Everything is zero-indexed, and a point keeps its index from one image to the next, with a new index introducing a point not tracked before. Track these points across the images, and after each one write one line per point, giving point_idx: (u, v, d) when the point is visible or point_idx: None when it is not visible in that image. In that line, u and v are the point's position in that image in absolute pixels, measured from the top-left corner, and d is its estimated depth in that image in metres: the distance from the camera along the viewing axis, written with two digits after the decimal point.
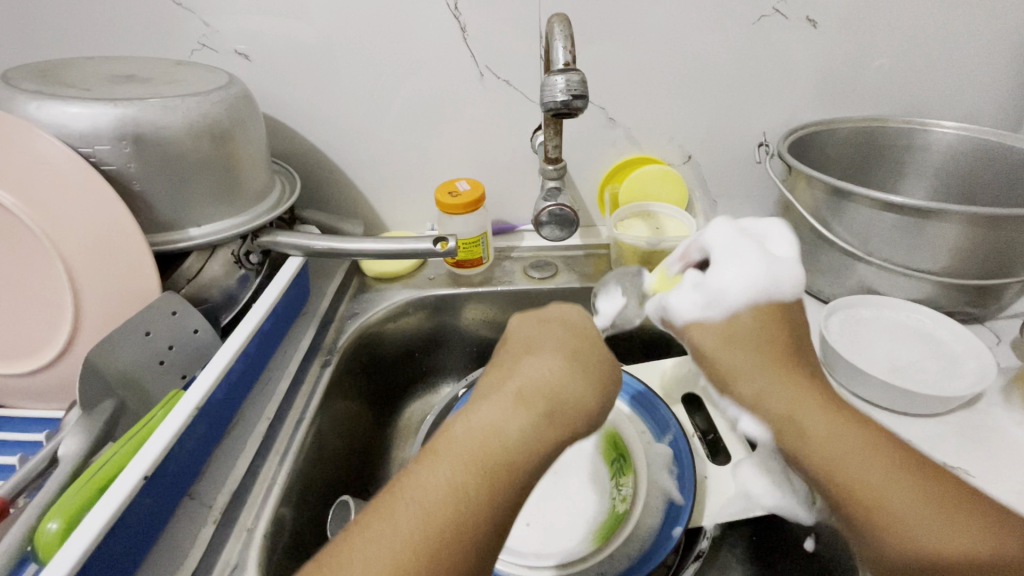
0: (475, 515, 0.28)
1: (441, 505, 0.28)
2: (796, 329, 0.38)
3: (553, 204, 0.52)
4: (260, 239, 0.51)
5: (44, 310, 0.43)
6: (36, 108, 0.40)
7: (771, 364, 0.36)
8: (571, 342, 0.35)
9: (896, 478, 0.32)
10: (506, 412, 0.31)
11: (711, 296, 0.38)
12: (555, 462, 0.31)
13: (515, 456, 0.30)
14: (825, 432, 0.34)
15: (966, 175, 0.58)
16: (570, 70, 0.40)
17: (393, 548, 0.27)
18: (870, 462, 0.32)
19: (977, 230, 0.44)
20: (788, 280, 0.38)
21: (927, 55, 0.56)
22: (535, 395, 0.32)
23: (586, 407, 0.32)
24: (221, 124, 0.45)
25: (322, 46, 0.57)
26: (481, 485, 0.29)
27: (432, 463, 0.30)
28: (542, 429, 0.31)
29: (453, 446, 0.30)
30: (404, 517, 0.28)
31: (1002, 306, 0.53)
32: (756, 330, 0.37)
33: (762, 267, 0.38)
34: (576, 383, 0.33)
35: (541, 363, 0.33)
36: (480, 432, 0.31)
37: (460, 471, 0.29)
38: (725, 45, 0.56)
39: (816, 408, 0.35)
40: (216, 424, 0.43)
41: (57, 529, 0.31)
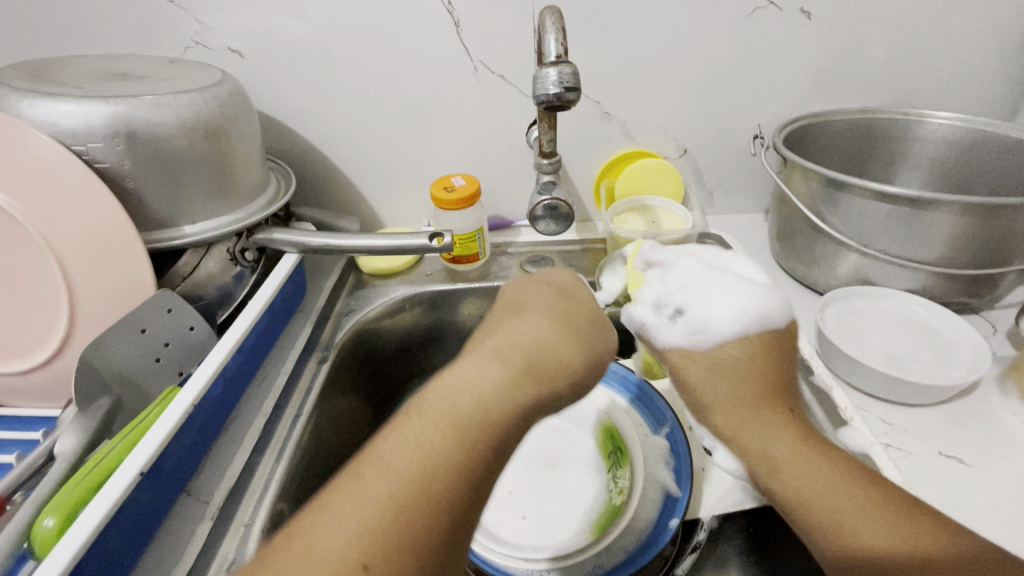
0: (447, 471, 0.28)
1: (412, 462, 0.28)
2: (788, 359, 0.38)
3: (547, 198, 0.52)
4: (255, 236, 0.51)
5: (40, 310, 0.43)
6: (28, 106, 0.40)
7: (747, 391, 0.37)
8: (554, 304, 0.35)
9: (843, 483, 0.32)
10: (482, 368, 0.31)
11: (698, 325, 0.38)
12: (532, 420, 0.31)
13: (489, 412, 0.30)
14: (772, 436, 0.35)
15: (961, 165, 0.58)
16: (562, 63, 0.40)
17: (364, 504, 0.26)
18: (815, 468, 0.33)
19: (972, 220, 0.44)
20: (780, 309, 0.39)
21: (922, 45, 0.56)
22: (513, 353, 0.32)
23: (566, 367, 0.33)
24: (214, 121, 0.45)
25: (315, 42, 0.57)
26: (454, 440, 0.28)
27: (405, 421, 0.29)
28: (518, 385, 0.31)
29: (428, 403, 0.30)
30: (375, 474, 0.27)
31: (997, 296, 0.53)
32: (745, 362, 0.37)
33: (751, 299, 0.38)
34: (557, 343, 0.33)
35: (524, 324, 0.34)
36: (456, 389, 0.30)
37: (434, 426, 0.29)
38: (720, 37, 0.56)
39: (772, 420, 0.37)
40: (213, 421, 0.43)
41: (54, 525, 0.31)
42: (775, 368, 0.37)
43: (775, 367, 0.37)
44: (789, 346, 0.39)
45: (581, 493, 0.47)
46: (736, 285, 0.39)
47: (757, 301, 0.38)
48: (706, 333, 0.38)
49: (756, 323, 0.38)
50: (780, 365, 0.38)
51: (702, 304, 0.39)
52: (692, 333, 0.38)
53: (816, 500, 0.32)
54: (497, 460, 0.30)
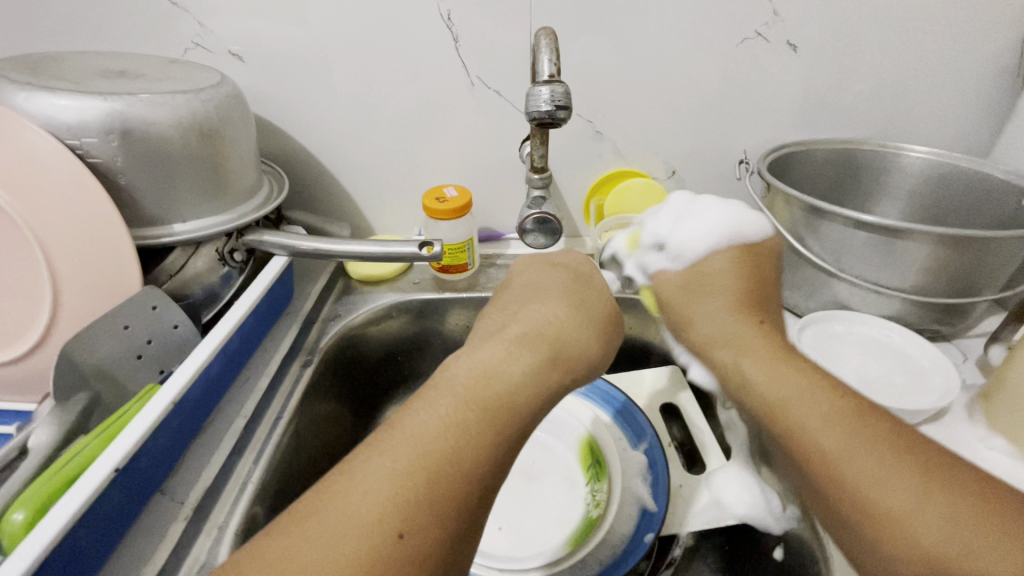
0: (477, 448, 0.28)
1: (443, 437, 0.28)
2: (763, 275, 0.42)
3: (537, 212, 0.53)
4: (245, 237, 0.52)
5: (22, 301, 0.42)
6: (24, 99, 0.40)
7: (734, 308, 0.40)
8: (572, 292, 0.38)
9: (852, 435, 0.30)
10: (509, 353, 0.32)
11: (676, 251, 0.44)
12: (553, 405, 0.33)
13: (517, 395, 0.30)
14: (779, 381, 0.35)
15: (936, 197, 0.60)
16: (555, 82, 0.41)
17: (396, 473, 0.26)
18: (817, 412, 0.32)
19: (944, 250, 0.46)
20: (753, 223, 0.44)
21: (900, 81, 0.58)
22: (539, 338, 0.33)
23: (587, 353, 0.34)
24: (210, 121, 0.45)
25: (314, 50, 0.58)
26: (484, 420, 0.29)
27: (434, 400, 0.30)
28: (545, 371, 0.32)
29: (457, 383, 0.30)
30: (405, 446, 0.27)
31: (968, 325, 0.55)
32: (725, 271, 0.42)
33: (725, 219, 0.43)
34: (578, 328, 0.35)
35: (546, 310, 0.36)
36: (484, 369, 0.31)
37: (464, 405, 0.29)
38: (709, 64, 0.58)
39: (780, 366, 0.35)
40: (192, 419, 0.42)
41: (23, 520, 0.31)
42: (753, 278, 0.42)
43: (746, 277, 0.41)
44: (767, 254, 0.43)
45: (559, 504, 0.47)
46: (717, 206, 0.44)
47: (730, 219, 0.43)
48: (686, 255, 0.44)
49: (731, 236, 0.43)
50: (759, 269, 0.42)
51: (682, 230, 0.44)
52: (674, 256, 0.44)
53: (811, 452, 0.31)
54: (521, 444, 0.31)
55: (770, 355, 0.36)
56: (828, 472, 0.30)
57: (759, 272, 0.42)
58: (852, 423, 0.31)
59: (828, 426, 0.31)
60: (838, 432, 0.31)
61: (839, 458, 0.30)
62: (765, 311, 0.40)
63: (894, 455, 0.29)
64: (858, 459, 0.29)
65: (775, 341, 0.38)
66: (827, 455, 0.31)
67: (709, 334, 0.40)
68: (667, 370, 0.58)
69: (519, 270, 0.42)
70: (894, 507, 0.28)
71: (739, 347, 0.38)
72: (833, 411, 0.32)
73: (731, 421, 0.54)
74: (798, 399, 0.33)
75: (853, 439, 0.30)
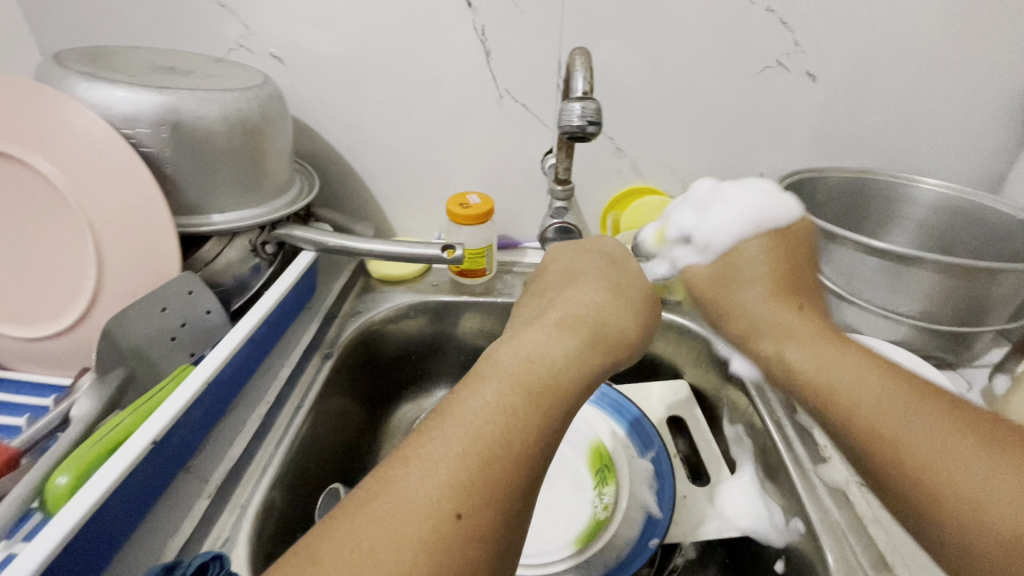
0: (527, 428, 0.29)
1: (495, 419, 0.29)
2: (799, 254, 0.43)
3: (559, 221, 0.56)
4: (277, 231, 0.54)
5: (66, 279, 0.44)
6: (85, 88, 0.43)
7: (773, 293, 0.42)
8: (607, 281, 0.39)
9: (903, 405, 0.32)
10: (551, 338, 0.33)
11: (704, 241, 0.45)
12: (595, 385, 0.34)
13: (560, 376, 0.32)
14: (827, 362, 0.36)
15: (945, 229, 0.62)
16: (587, 99, 0.43)
17: (451, 456, 0.27)
18: (867, 381, 0.34)
19: (952, 279, 0.47)
20: (781, 205, 0.44)
21: (914, 115, 0.60)
22: (577, 323, 0.35)
23: (623, 339, 0.36)
24: (253, 119, 0.48)
25: (352, 56, 0.60)
26: (530, 400, 0.30)
27: (481, 384, 0.31)
28: (586, 353, 0.33)
29: (503, 366, 0.32)
30: (458, 430, 0.28)
31: (973, 354, 0.56)
32: (755, 258, 0.43)
33: (751, 203, 0.44)
34: (616, 316, 0.36)
35: (583, 297, 0.37)
36: (527, 353, 0.32)
37: (511, 387, 0.30)
38: (730, 89, 0.60)
39: (825, 348, 0.37)
40: (220, 401, 0.44)
41: (66, 484, 0.32)
42: (787, 265, 0.43)
43: (785, 262, 0.42)
44: (801, 233, 0.44)
45: (566, 506, 0.48)
46: (744, 192, 0.45)
47: (755, 203, 0.44)
48: (712, 246, 0.45)
49: (760, 223, 0.43)
50: (793, 253, 0.43)
51: (709, 220, 0.45)
52: (703, 249, 0.45)
53: (857, 421, 0.33)
54: (566, 425, 0.32)
55: (813, 338, 0.38)
56: (893, 455, 0.31)
57: (794, 260, 0.43)
58: (914, 408, 0.31)
59: (889, 407, 0.32)
60: (890, 401, 0.32)
61: (904, 438, 0.30)
62: (804, 295, 0.42)
63: (956, 434, 0.29)
64: (909, 424, 0.31)
65: (818, 326, 0.39)
66: (874, 422, 0.32)
67: (754, 322, 0.42)
68: (673, 384, 0.60)
69: (554, 259, 0.43)
70: (963, 488, 0.27)
71: (781, 335, 0.40)
72: (885, 389, 0.33)
73: (737, 437, 0.55)
74: (855, 385, 0.34)
75: (915, 421, 0.31)
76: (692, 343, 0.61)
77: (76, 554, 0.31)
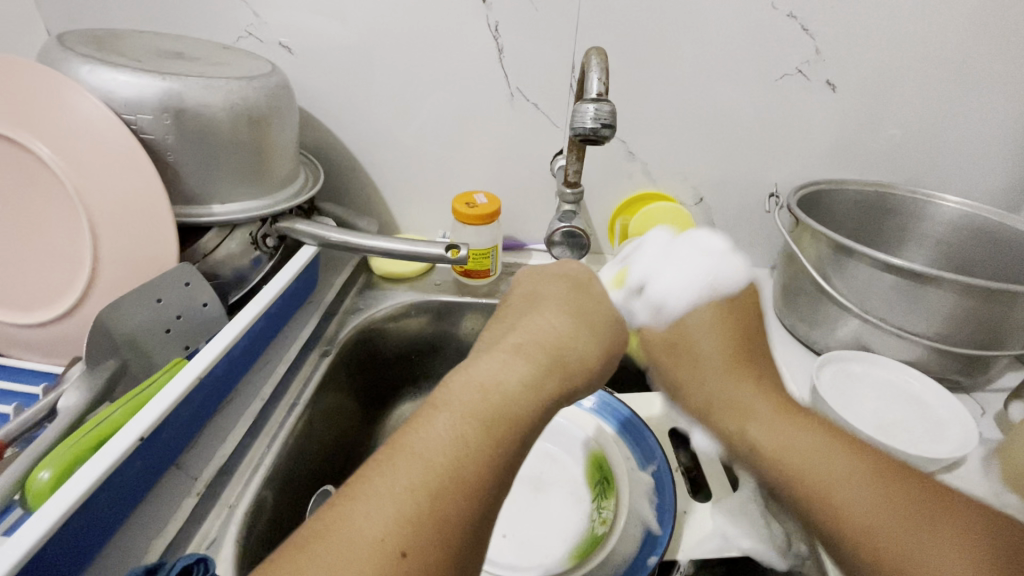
0: (479, 458, 0.28)
1: (445, 450, 0.28)
2: (753, 313, 0.43)
3: (566, 226, 0.54)
4: (279, 224, 0.53)
5: (61, 266, 0.44)
6: (87, 71, 0.42)
7: (730, 367, 0.40)
8: (572, 302, 0.38)
9: (854, 479, 0.33)
10: (508, 364, 0.32)
11: (659, 302, 0.42)
12: (553, 412, 0.33)
13: (515, 404, 0.30)
14: (786, 435, 0.37)
15: (963, 247, 0.60)
16: (602, 101, 0.42)
17: (398, 489, 0.26)
18: (816, 455, 0.35)
19: (970, 300, 0.46)
20: (734, 270, 0.43)
21: (937, 129, 0.59)
22: (535, 349, 0.33)
23: (586, 365, 0.35)
24: (258, 109, 0.47)
25: (362, 48, 0.59)
26: (483, 430, 0.29)
27: (433, 413, 0.29)
28: (542, 380, 0.32)
29: (455, 395, 0.30)
30: (408, 463, 0.27)
31: (988, 378, 0.54)
32: (705, 330, 0.41)
33: (704, 269, 0.42)
34: (577, 341, 0.35)
35: (543, 322, 0.36)
36: (483, 379, 0.31)
37: (463, 417, 0.29)
38: (746, 96, 0.59)
39: (783, 421, 0.37)
40: (213, 397, 0.43)
41: (48, 479, 0.31)
42: (741, 332, 0.42)
43: (731, 330, 0.41)
44: (749, 300, 0.43)
45: (564, 518, 0.47)
46: (694, 254, 0.43)
47: (709, 267, 0.42)
48: (667, 310, 0.42)
49: (710, 290, 0.42)
50: (741, 320, 0.42)
51: (661, 281, 0.42)
52: (655, 311, 0.42)
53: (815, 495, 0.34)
54: (521, 456, 0.30)
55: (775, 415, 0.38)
56: (864, 547, 0.31)
57: (747, 322, 0.42)
58: (883, 500, 0.32)
59: (862, 501, 0.32)
60: (846, 471, 0.33)
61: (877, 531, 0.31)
62: (758, 364, 0.41)
63: (896, 501, 0.31)
64: (855, 497, 0.32)
65: (779, 397, 0.39)
66: (831, 494, 0.33)
67: (706, 397, 0.41)
68: None
69: (520, 281, 0.42)
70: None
71: (739, 413, 0.39)
72: (840, 462, 0.34)
73: None
74: (814, 460, 0.35)
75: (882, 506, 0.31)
76: None
77: (58, 552, 0.30)
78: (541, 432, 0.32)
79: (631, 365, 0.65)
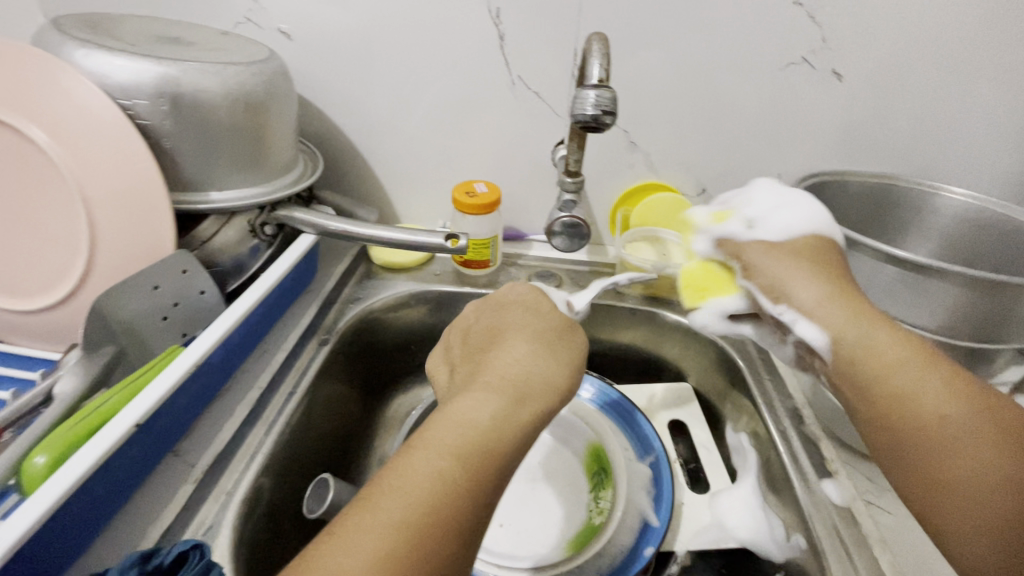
0: (455, 494, 0.27)
1: (422, 488, 0.27)
2: (834, 260, 0.41)
3: (567, 216, 0.53)
4: (277, 212, 0.52)
5: (58, 253, 0.43)
6: (83, 56, 0.42)
7: (829, 281, 0.39)
8: (533, 331, 0.37)
9: (948, 407, 0.33)
10: (477, 398, 0.31)
11: (781, 227, 0.42)
12: (531, 441, 0.32)
13: (488, 436, 0.30)
14: (886, 351, 0.36)
15: (967, 241, 0.59)
16: (603, 87, 0.41)
17: (377, 528, 0.26)
18: (920, 377, 0.34)
19: (975, 293, 0.45)
20: (837, 224, 0.45)
21: (944, 120, 0.58)
22: (502, 381, 0.33)
23: (556, 389, 0.34)
24: (256, 95, 0.46)
25: (362, 35, 0.59)
26: (457, 465, 0.28)
27: (409, 452, 0.29)
28: (512, 410, 0.31)
29: (428, 433, 0.30)
30: (386, 502, 0.27)
31: (991, 372, 0.54)
32: (820, 249, 0.41)
33: (825, 213, 0.43)
34: (545, 368, 0.34)
35: (506, 353, 0.35)
36: (453, 417, 0.30)
37: (438, 454, 0.28)
38: (751, 85, 0.58)
39: (885, 337, 0.36)
40: (210, 385, 0.43)
41: (44, 464, 0.32)
42: (837, 260, 0.41)
43: (836, 258, 0.41)
44: (839, 247, 0.45)
45: (561, 508, 0.47)
46: (809, 200, 0.44)
47: (825, 212, 0.44)
48: (786, 231, 0.42)
49: (828, 228, 0.43)
50: (828, 260, 0.41)
51: (782, 215, 0.43)
52: (776, 233, 0.42)
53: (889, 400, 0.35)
54: (501, 487, 0.30)
55: (885, 328, 0.37)
56: (927, 465, 0.33)
57: (831, 266, 0.40)
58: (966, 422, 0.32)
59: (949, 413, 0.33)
60: (946, 401, 0.33)
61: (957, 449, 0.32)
62: (852, 281, 0.40)
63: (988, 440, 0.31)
64: (937, 416, 0.33)
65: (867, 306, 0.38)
66: (908, 411, 0.34)
67: (813, 299, 0.38)
68: (679, 389, 0.58)
69: (477, 318, 0.42)
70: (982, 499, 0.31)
71: (826, 307, 0.38)
72: (943, 394, 0.33)
73: (740, 445, 0.53)
74: (911, 379, 0.34)
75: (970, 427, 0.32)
76: (700, 349, 0.60)
77: (52, 537, 0.30)
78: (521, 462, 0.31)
79: (633, 357, 0.65)
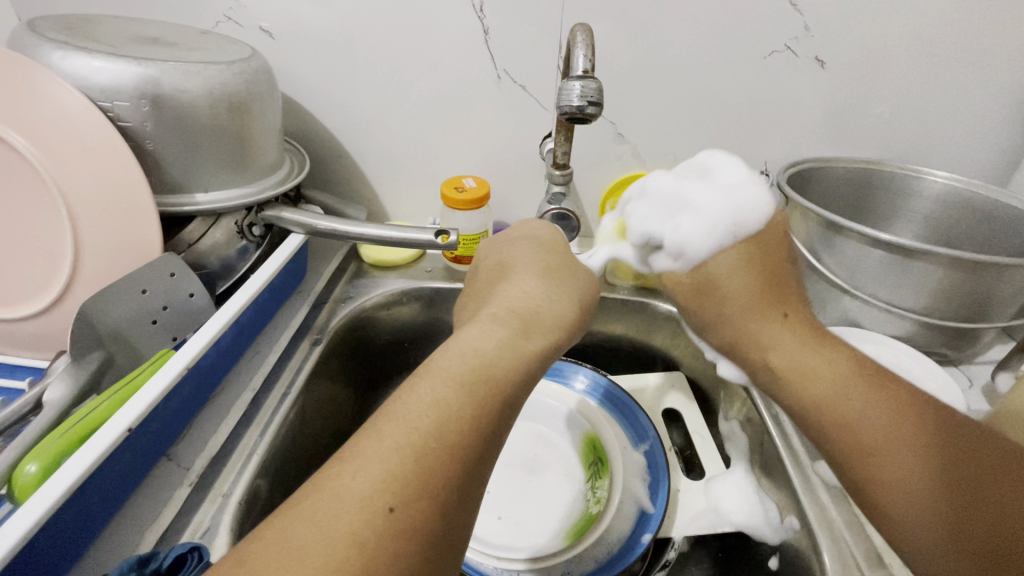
0: (462, 423, 0.27)
1: (426, 415, 0.27)
2: (785, 248, 0.38)
3: (554, 209, 0.54)
4: (264, 213, 0.51)
5: (42, 260, 0.43)
6: (60, 58, 0.41)
7: (758, 303, 0.37)
8: (540, 269, 0.37)
9: (888, 423, 0.31)
10: (482, 329, 0.31)
11: (676, 250, 0.40)
12: (536, 371, 0.32)
13: (493, 365, 0.30)
14: (811, 371, 0.35)
15: (951, 223, 0.60)
16: (587, 78, 0.41)
17: (384, 450, 0.26)
18: (859, 399, 0.33)
19: (958, 274, 0.46)
20: (757, 206, 0.37)
21: (925, 105, 0.59)
22: (509, 313, 0.33)
23: (559, 324, 0.34)
24: (239, 95, 0.46)
25: (344, 31, 0.58)
26: (463, 393, 0.28)
27: (414, 381, 0.29)
28: (517, 342, 0.31)
29: (435, 362, 0.30)
30: (392, 427, 0.26)
31: (976, 351, 0.55)
32: (732, 272, 0.37)
33: (719, 204, 0.37)
34: (550, 302, 0.35)
35: (515, 289, 0.35)
36: (460, 350, 0.30)
37: (443, 384, 0.28)
38: (735, 74, 0.58)
39: (809, 351, 0.35)
40: (202, 387, 0.43)
41: (36, 472, 0.31)
42: (768, 268, 0.37)
43: (761, 272, 0.37)
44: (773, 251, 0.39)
45: (560, 500, 0.48)
46: (707, 189, 0.38)
47: (729, 206, 0.37)
48: (686, 255, 0.39)
49: (735, 230, 0.37)
50: (773, 258, 0.37)
51: (682, 226, 0.39)
52: (676, 255, 0.40)
53: (821, 411, 0.34)
54: (507, 414, 0.30)
55: (804, 337, 0.36)
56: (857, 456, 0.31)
57: (776, 265, 0.37)
58: (898, 431, 0.31)
59: (874, 425, 0.31)
60: (876, 412, 0.32)
61: (878, 446, 0.31)
62: (792, 299, 0.37)
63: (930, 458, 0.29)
64: (864, 408, 0.32)
65: (806, 329, 0.37)
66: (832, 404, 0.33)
67: (733, 322, 0.38)
68: (672, 377, 0.59)
69: (486, 253, 0.41)
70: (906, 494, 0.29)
71: (767, 341, 0.37)
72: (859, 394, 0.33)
73: (732, 432, 0.54)
74: (842, 399, 0.33)
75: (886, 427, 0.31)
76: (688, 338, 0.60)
77: (51, 543, 0.30)
78: (528, 390, 0.32)
79: (621, 346, 0.65)
